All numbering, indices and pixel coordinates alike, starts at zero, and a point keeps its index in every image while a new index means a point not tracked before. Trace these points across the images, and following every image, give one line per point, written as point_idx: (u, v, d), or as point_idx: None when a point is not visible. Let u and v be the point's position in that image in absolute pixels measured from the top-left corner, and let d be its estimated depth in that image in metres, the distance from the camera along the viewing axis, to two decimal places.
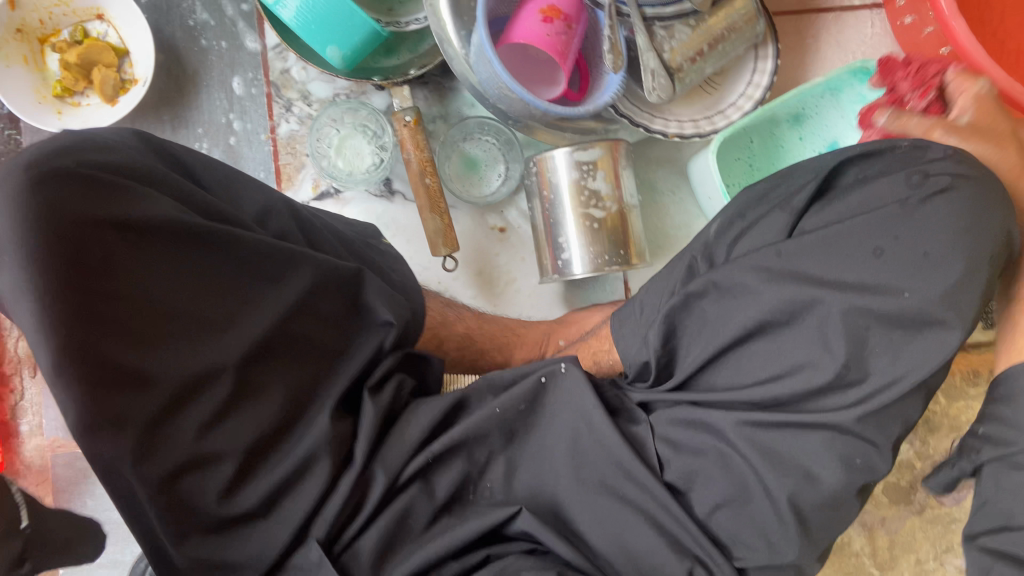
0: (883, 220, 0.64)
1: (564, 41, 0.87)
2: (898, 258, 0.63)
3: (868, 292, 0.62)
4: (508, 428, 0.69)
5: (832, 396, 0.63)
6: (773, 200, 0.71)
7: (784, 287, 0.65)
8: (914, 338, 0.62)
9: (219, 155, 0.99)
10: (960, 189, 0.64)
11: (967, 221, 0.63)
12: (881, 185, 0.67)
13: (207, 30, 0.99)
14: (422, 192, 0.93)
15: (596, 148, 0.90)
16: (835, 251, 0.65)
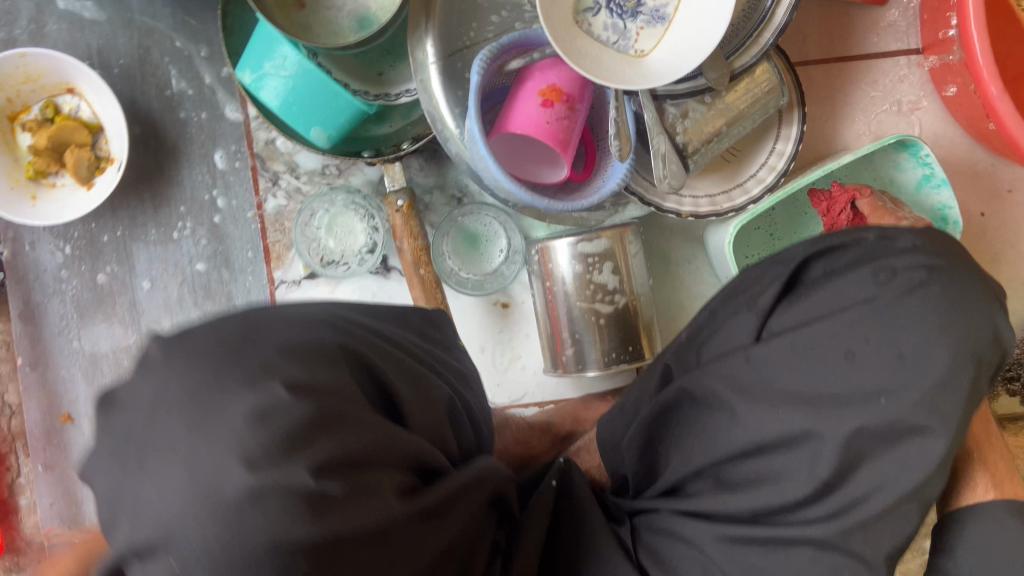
0: (849, 327, 0.59)
1: (565, 126, 0.79)
2: (870, 363, 0.58)
3: (847, 412, 0.57)
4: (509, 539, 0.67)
5: (808, 506, 0.58)
6: (744, 299, 0.67)
7: (751, 403, 0.60)
8: (896, 454, 0.56)
9: (203, 234, 0.94)
10: (934, 289, 0.59)
11: (943, 321, 0.58)
12: (850, 281, 0.62)
13: (185, 100, 0.92)
14: (417, 284, 0.87)
15: (602, 238, 0.83)
16: (802, 354, 0.60)
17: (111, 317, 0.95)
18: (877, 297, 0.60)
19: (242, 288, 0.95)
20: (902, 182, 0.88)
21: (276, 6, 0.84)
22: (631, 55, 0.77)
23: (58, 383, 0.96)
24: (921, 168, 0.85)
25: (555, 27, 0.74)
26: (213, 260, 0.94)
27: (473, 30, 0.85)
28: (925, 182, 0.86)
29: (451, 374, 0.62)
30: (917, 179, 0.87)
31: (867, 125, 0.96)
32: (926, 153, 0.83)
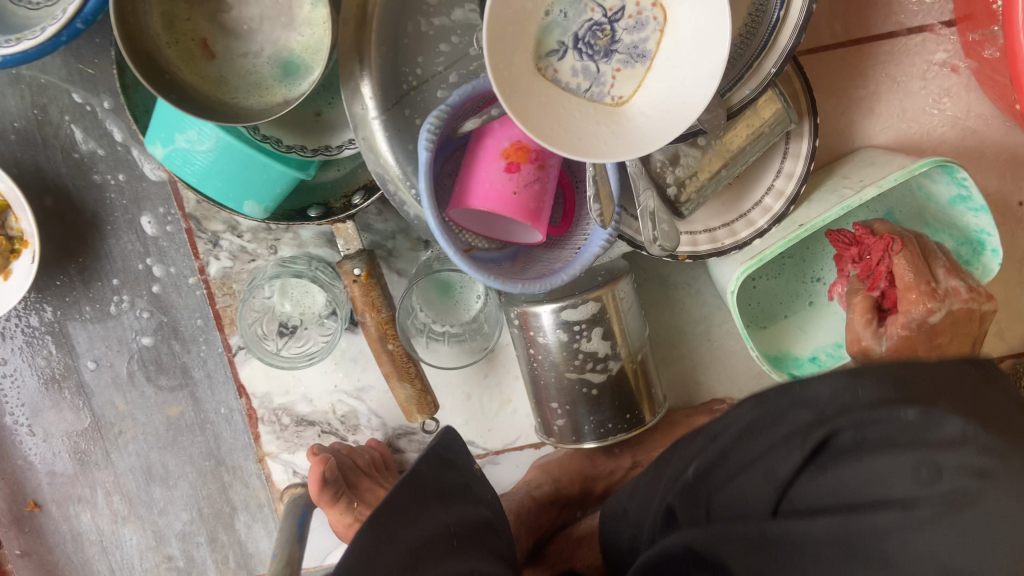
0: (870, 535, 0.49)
1: (535, 192, 0.67)
2: None
3: None
4: None
5: None
6: (772, 432, 0.56)
7: None
8: None
9: (144, 306, 0.84)
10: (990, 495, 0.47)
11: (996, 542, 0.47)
12: (886, 463, 0.50)
13: (98, 161, 0.79)
14: (386, 359, 0.78)
15: (588, 303, 0.73)
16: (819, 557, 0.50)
17: (59, 400, 0.87)
18: (916, 505, 0.49)
19: (197, 358, 0.86)
20: (930, 194, 0.75)
21: (180, 59, 0.70)
22: (608, 105, 0.64)
23: (17, 470, 0.89)
24: (957, 187, 0.72)
25: (514, 91, 0.60)
26: (159, 333, 0.85)
27: (420, 66, 0.72)
28: (961, 202, 0.74)
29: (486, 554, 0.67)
30: (949, 196, 0.74)
31: (891, 115, 0.83)
32: (964, 176, 0.70)
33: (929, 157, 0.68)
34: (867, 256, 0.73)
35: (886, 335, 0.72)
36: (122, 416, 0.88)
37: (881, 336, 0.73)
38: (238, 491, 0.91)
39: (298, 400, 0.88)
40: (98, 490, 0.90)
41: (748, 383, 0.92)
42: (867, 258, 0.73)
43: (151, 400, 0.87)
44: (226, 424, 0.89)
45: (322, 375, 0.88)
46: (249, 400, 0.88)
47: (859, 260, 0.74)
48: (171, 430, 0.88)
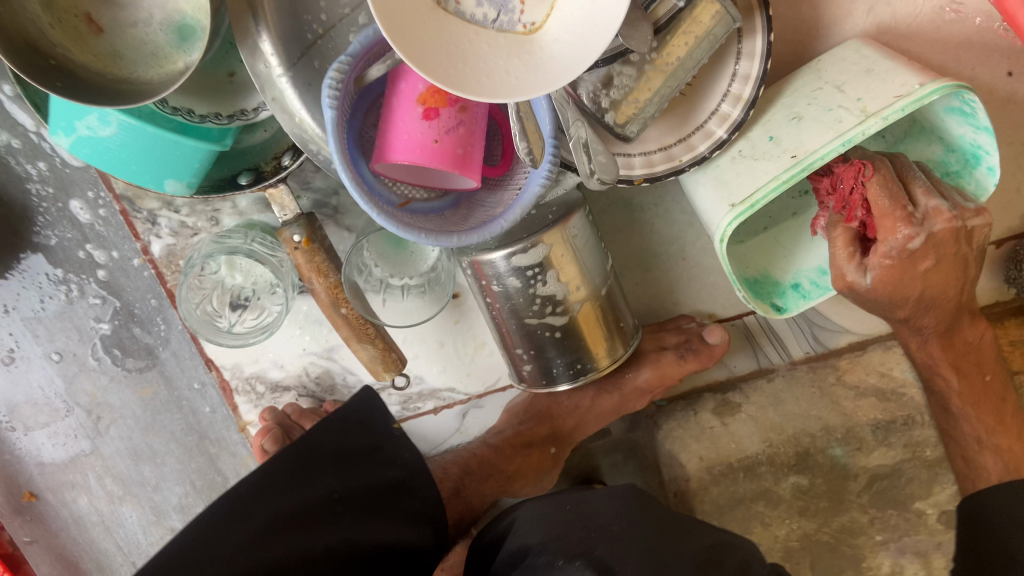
0: None
1: (458, 137, 0.62)
2: None
3: None
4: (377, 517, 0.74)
5: None
6: None
7: None
8: None
9: (96, 293, 0.82)
10: None
11: None
12: None
13: (14, 153, 0.75)
14: (343, 324, 0.75)
15: (538, 245, 0.69)
16: None
17: (33, 395, 0.86)
18: None
19: (160, 338, 0.84)
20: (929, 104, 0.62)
21: (68, 39, 0.65)
22: (520, 33, 0.58)
23: (6, 464, 0.90)
24: (958, 103, 0.60)
25: (410, 35, 0.54)
26: (117, 317, 0.83)
27: (325, 12, 0.67)
28: (960, 115, 0.61)
29: (388, 519, 0.74)
30: (948, 107, 0.61)
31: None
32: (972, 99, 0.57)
33: (937, 83, 0.55)
34: (841, 189, 0.62)
35: (872, 268, 0.63)
36: (98, 402, 0.87)
37: (865, 269, 0.63)
38: (226, 461, 0.91)
39: (269, 367, 0.87)
40: (89, 474, 0.90)
41: (731, 300, 0.87)
42: (840, 187, 0.62)
43: (122, 384, 0.86)
44: (202, 399, 0.88)
45: (289, 340, 0.86)
46: (220, 373, 0.87)
47: (832, 190, 0.63)
48: (148, 411, 0.88)
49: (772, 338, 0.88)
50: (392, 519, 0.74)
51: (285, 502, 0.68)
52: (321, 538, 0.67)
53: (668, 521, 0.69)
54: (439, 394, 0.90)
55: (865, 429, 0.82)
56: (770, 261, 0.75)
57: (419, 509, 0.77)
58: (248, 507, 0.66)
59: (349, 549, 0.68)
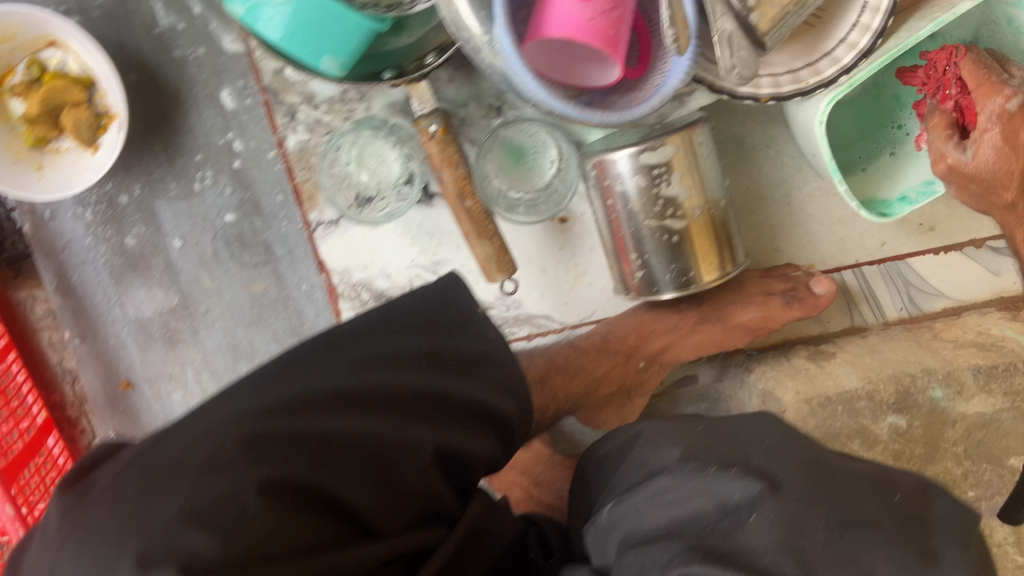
0: None
1: (612, 21, 0.66)
2: None
3: None
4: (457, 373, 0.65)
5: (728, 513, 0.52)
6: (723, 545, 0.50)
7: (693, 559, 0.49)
8: None
9: (227, 182, 0.86)
10: None
11: None
12: None
13: (177, 36, 0.81)
14: (464, 217, 0.78)
15: (667, 145, 0.72)
16: None
17: (149, 280, 0.90)
18: None
19: (278, 234, 0.88)
20: None
21: None
22: None
23: (110, 349, 0.93)
24: None
25: None
26: (242, 208, 0.87)
27: None
28: None
29: (473, 382, 0.65)
30: None
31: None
32: None
33: None
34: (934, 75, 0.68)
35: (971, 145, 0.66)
36: (209, 293, 0.90)
37: (965, 147, 0.66)
38: None
39: (377, 275, 0.90)
40: (187, 368, 0.93)
41: (831, 249, 0.89)
42: (934, 71, 0.68)
43: (235, 278, 0.90)
44: (308, 301, 0.91)
45: (399, 249, 0.89)
46: (330, 276, 0.89)
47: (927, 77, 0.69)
48: (255, 307, 0.91)
49: (868, 297, 0.91)
50: (476, 382, 0.65)
51: (371, 347, 0.62)
52: (400, 379, 0.60)
53: (822, 453, 0.58)
54: (535, 322, 0.91)
55: (966, 372, 0.81)
56: (873, 189, 0.80)
57: (505, 381, 0.68)
58: (335, 347, 0.61)
59: (428, 421, 0.60)
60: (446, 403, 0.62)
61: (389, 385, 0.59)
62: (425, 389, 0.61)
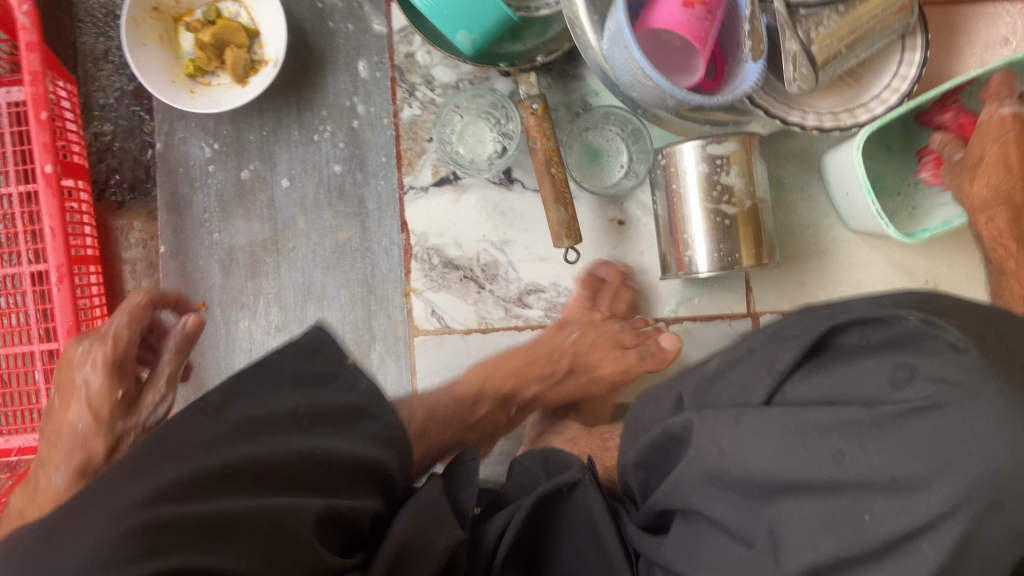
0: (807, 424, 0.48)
1: (704, 27, 0.83)
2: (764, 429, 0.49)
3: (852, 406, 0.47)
4: (391, 437, 0.69)
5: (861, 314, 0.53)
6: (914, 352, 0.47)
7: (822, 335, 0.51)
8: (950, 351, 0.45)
9: (342, 138, 1.00)
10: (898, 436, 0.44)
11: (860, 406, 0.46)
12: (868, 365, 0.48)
13: (335, 13, 0.98)
14: (548, 182, 0.91)
15: (730, 141, 0.86)
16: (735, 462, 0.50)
17: (250, 212, 1.00)
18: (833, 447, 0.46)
19: (374, 190, 1.00)
20: None
21: None
22: None
23: (195, 271, 1.01)
24: None
25: None
26: (349, 163, 1.00)
27: None
28: None
29: (356, 438, 0.64)
30: None
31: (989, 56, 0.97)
32: None
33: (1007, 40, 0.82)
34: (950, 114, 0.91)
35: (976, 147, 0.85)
36: (299, 234, 1.00)
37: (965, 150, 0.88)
38: (380, 322, 1.01)
39: (450, 243, 1.01)
40: (260, 300, 1.00)
41: (848, 290, 1.01)
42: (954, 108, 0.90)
43: (327, 223, 1.00)
44: (384, 256, 1.01)
45: (475, 223, 1.01)
46: (409, 236, 1.01)
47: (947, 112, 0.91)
48: (336, 254, 1.00)
49: None
50: (354, 436, 0.65)
51: (245, 409, 0.60)
52: (284, 449, 0.58)
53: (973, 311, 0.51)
54: None
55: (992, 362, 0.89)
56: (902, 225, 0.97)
57: (383, 432, 0.68)
58: (213, 409, 0.58)
59: (322, 453, 0.60)
60: (329, 466, 0.60)
61: (266, 454, 0.56)
62: (310, 445, 0.60)
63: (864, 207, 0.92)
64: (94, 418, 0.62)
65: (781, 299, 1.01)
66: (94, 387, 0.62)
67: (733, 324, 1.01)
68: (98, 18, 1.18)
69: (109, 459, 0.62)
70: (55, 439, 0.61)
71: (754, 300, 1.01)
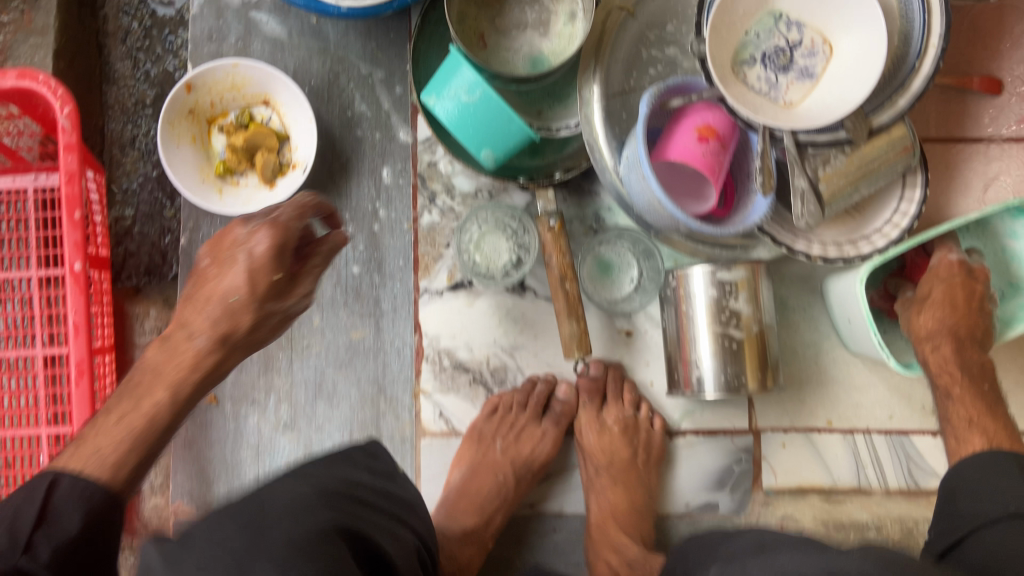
0: None
1: (718, 162, 0.88)
2: None
3: None
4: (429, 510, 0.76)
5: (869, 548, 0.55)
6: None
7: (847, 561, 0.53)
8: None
9: (362, 241, 1.03)
10: None
11: None
12: None
13: (363, 121, 1.02)
14: (562, 298, 0.94)
15: (739, 268, 0.91)
16: None
17: None
18: None
19: (390, 292, 1.03)
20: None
21: (463, 41, 0.95)
22: (781, 105, 0.87)
23: None
24: None
25: (727, 80, 0.86)
26: (367, 264, 1.03)
27: (634, 78, 0.96)
28: None
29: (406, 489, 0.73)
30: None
31: (981, 193, 1.03)
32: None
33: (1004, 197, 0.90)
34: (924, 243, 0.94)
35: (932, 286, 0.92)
36: (314, 331, 1.03)
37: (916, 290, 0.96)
38: (388, 421, 1.02)
39: (461, 347, 1.03)
40: (272, 396, 1.03)
41: (846, 410, 1.03)
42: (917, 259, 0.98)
43: (342, 321, 1.03)
44: (395, 356, 1.03)
45: (486, 328, 1.03)
46: (421, 338, 1.03)
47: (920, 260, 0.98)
48: (349, 353, 1.03)
49: (874, 464, 1.04)
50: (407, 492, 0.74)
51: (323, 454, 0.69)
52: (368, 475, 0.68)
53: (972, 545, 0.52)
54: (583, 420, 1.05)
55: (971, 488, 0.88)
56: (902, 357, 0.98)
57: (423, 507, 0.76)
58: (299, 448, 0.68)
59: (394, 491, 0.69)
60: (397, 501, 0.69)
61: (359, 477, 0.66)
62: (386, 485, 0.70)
63: (866, 336, 0.95)
64: (251, 296, 0.67)
65: (782, 417, 1.03)
66: (257, 254, 0.67)
67: (736, 439, 1.03)
68: (128, 107, 1.22)
69: (247, 331, 0.69)
70: (201, 304, 0.68)
71: (756, 416, 1.04)
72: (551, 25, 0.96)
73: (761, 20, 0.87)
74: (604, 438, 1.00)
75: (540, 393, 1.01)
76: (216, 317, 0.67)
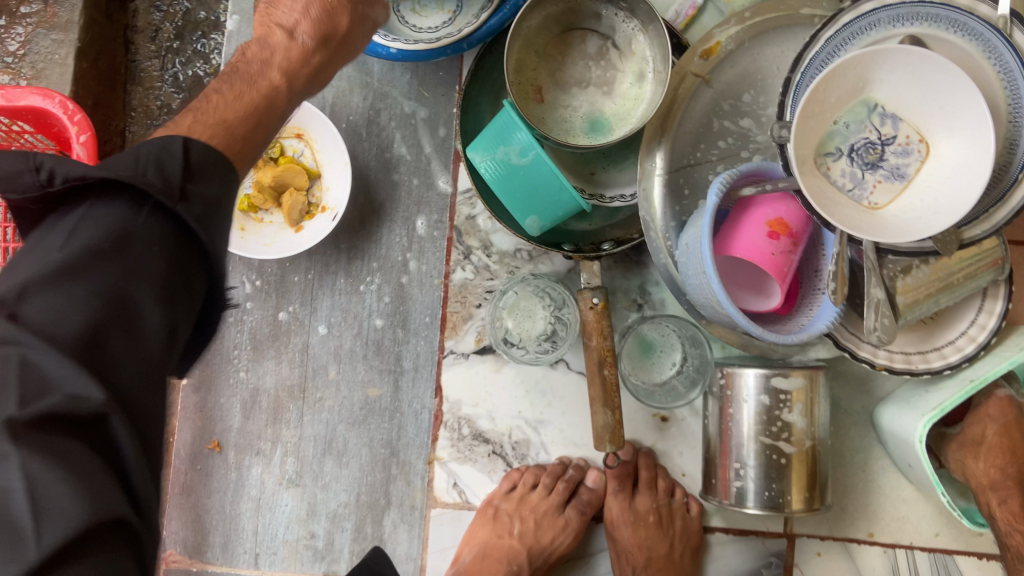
0: None
1: (788, 259, 0.80)
2: None
3: None
4: None
5: None
6: None
7: None
8: None
9: (388, 292, 0.95)
10: None
11: None
12: None
13: (402, 164, 0.95)
14: (598, 383, 0.86)
15: (797, 376, 0.83)
16: None
17: (282, 354, 0.96)
18: None
19: (412, 349, 0.96)
20: None
21: (518, 96, 0.87)
22: (864, 206, 0.79)
23: (218, 406, 0.98)
24: None
25: (808, 174, 0.78)
26: (391, 318, 0.96)
27: (701, 151, 0.87)
28: None
29: None
30: None
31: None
32: None
33: None
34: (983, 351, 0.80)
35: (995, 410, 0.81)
36: (328, 384, 0.96)
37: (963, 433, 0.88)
38: (398, 487, 0.95)
39: (483, 415, 0.95)
40: (278, 447, 0.96)
41: (890, 524, 0.96)
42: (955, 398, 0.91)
43: (359, 376, 0.96)
44: (412, 420, 0.96)
45: (511, 399, 0.95)
46: (442, 402, 0.95)
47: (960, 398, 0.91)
48: (363, 411, 0.96)
49: None
50: None
51: None
52: None
53: None
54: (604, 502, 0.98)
55: None
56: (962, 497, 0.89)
57: None
58: None
59: None
60: None
61: None
62: None
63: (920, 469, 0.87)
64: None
65: (820, 524, 0.97)
66: None
67: (769, 542, 0.96)
68: (152, 110, 1.14)
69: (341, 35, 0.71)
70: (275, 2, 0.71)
71: (792, 521, 0.97)
72: (615, 84, 0.88)
73: (852, 109, 0.79)
74: (639, 531, 0.92)
75: (569, 478, 0.94)
76: (307, 10, 0.70)
